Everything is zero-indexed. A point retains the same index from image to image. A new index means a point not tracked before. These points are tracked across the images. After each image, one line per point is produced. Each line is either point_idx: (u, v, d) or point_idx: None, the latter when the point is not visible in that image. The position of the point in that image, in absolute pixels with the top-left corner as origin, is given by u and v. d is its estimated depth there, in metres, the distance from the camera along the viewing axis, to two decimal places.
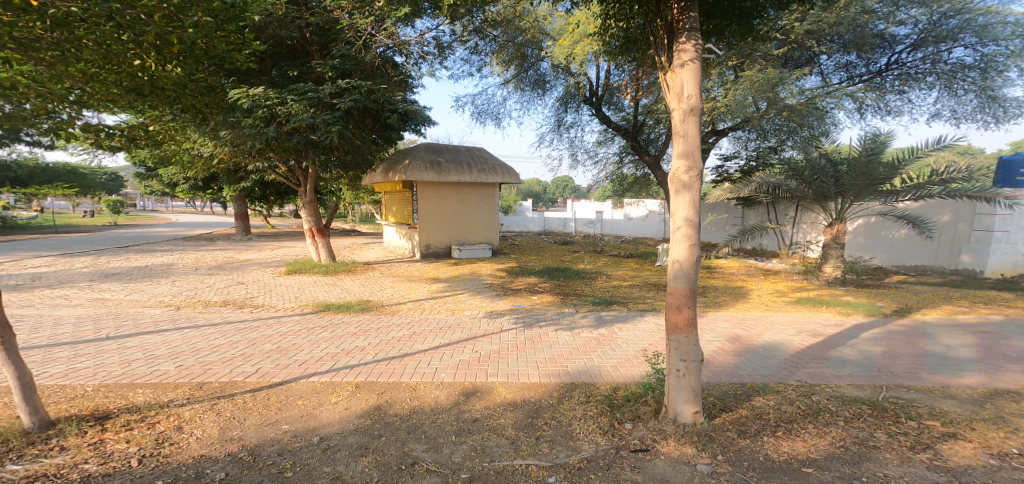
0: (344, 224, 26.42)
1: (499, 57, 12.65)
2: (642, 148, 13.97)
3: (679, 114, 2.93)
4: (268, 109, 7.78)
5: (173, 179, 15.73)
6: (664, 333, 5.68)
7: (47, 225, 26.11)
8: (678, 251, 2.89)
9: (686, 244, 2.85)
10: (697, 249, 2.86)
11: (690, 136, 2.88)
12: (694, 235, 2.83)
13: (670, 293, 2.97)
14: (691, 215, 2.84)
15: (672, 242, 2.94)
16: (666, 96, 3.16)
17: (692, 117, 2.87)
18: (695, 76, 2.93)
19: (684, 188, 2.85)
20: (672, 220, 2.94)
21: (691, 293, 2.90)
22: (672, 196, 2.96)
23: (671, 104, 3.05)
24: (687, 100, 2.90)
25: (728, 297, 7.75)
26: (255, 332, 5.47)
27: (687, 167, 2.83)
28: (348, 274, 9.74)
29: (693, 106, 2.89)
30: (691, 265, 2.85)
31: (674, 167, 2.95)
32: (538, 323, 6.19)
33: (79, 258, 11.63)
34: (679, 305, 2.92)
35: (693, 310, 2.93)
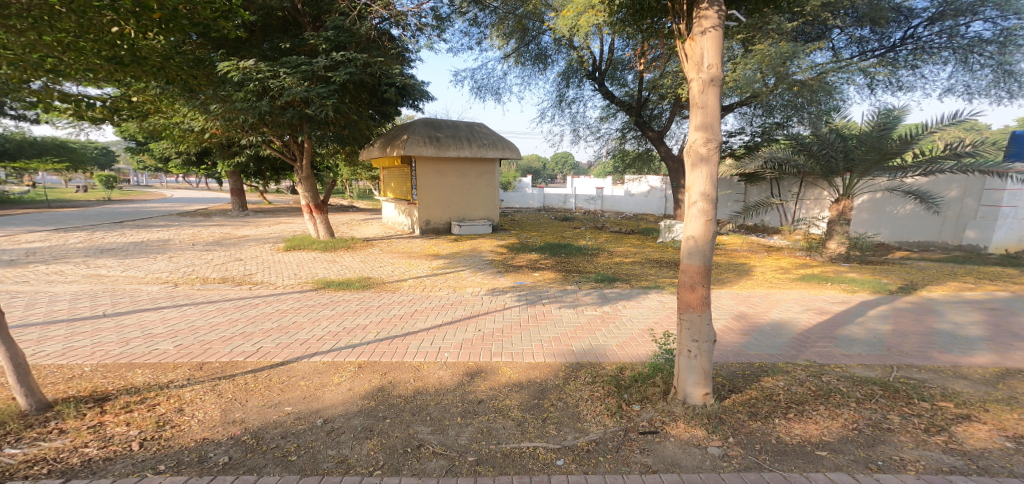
0: (342, 200, 26.16)
1: (499, 30, 12.10)
2: (646, 124, 13.65)
3: (697, 85, 2.76)
4: (260, 82, 7.45)
5: (165, 153, 15.37)
6: (669, 311, 5.60)
7: (41, 200, 25.80)
8: (694, 227, 2.77)
9: (702, 219, 2.73)
10: (713, 226, 2.74)
11: (709, 107, 2.72)
12: (711, 210, 2.70)
13: (683, 271, 2.87)
14: (709, 190, 2.71)
15: (687, 218, 2.82)
16: (684, 67, 2.97)
17: (712, 88, 2.71)
18: (716, 44, 2.74)
19: (701, 161, 2.71)
20: (688, 195, 2.80)
21: (706, 271, 2.79)
22: (688, 170, 2.82)
23: (689, 75, 2.87)
24: (707, 70, 2.72)
25: (732, 274, 7.66)
26: (255, 310, 5.38)
27: (706, 139, 2.68)
28: (347, 250, 9.61)
29: (713, 76, 2.71)
30: (707, 241, 2.73)
31: (691, 139, 2.80)
32: (541, 301, 6.12)
33: (73, 233, 11.45)
34: (692, 283, 2.82)
35: (707, 289, 2.82)
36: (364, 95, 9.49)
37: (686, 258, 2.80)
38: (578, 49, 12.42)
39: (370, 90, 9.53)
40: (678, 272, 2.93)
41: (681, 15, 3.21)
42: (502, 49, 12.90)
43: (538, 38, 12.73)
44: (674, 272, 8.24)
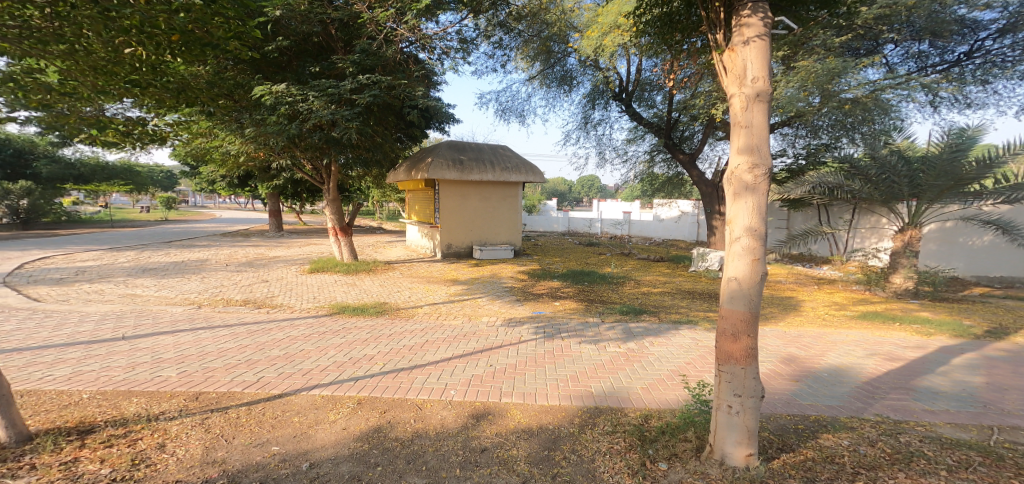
0: (374, 222, 26.74)
1: (524, 53, 12.14)
2: (677, 146, 13.12)
3: (739, 101, 2.40)
4: (292, 106, 7.65)
5: (211, 177, 16.22)
6: (702, 350, 5.01)
7: (106, 220, 27.86)
8: (737, 267, 2.36)
9: (748, 258, 2.32)
10: (762, 264, 2.32)
11: (755, 127, 2.35)
12: (759, 248, 2.30)
13: (724, 317, 2.45)
14: (756, 224, 2.30)
15: (729, 255, 2.41)
16: (723, 81, 2.62)
17: (759, 104, 2.33)
18: (762, 56, 2.38)
19: (746, 191, 2.33)
20: (731, 229, 2.41)
21: (753, 318, 2.36)
22: (730, 200, 2.43)
23: (728, 90, 2.52)
24: (751, 85, 2.36)
25: (774, 309, 6.94)
26: (266, 336, 5.27)
27: (751, 163, 2.31)
28: (369, 273, 9.58)
29: (760, 91, 2.35)
30: (754, 283, 2.31)
31: (732, 164, 2.43)
32: (560, 335, 5.69)
33: (123, 252, 12.10)
34: (734, 332, 2.40)
35: (753, 338, 2.38)
36: (389, 118, 9.63)
37: (728, 303, 2.39)
38: (603, 69, 12.21)
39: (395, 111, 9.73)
40: (717, 317, 2.51)
41: (718, 25, 2.88)
42: (527, 71, 12.93)
43: (563, 61, 12.68)
44: (708, 304, 7.60)
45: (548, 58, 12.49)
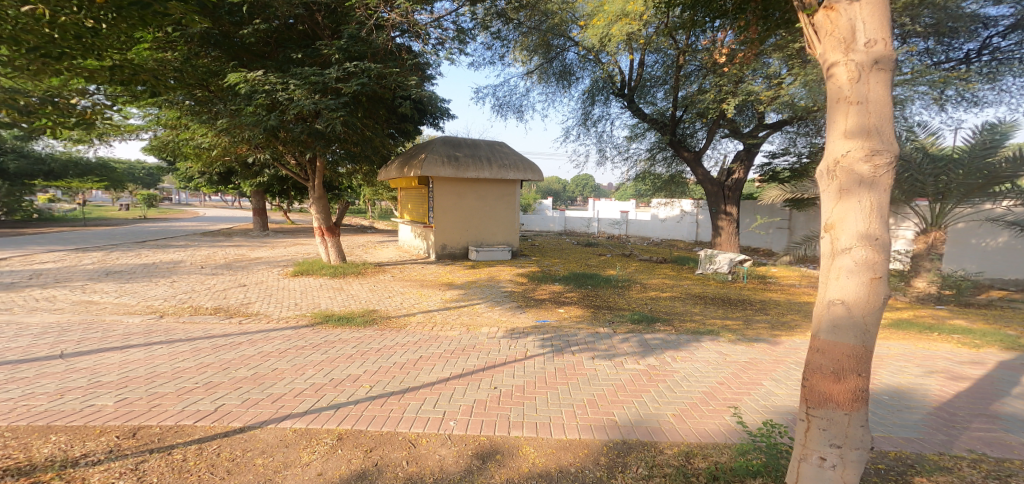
0: (363, 221, 25.91)
1: (522, 46, 11.61)
2: (680, 144, 12.59)
3: (846, 71, 1.79)
4: (271, 96, 6.95)
5: (189, 174, 15.29)
6: (733, 367, 4.41)
7: (81, 218, 26.61)
8: (844, 286, 1.77)
9: (865, 276, 1.71)
10: (882, 285, 1.72)
11: (872, 104, 1.73)
12: (881, 263, 1.68)
13: (821, 350, 1.85)
14: (874, 230, 1.70)
15: (831, 272, 1.82)
16: (815, 50, 2.02)
17: (877, 73, 1.72)
18: (879, 12, 1.77)
19: (860, 186, 1.73)
20: (834, 238, 1.80)
21: (866, 354, 1.76)
22: (833, 199, 1.83)
23: (826, 59, 1.91)
24: (864, 49, 1.76)
25: (799, 318, 6.40)
26: (234, 352, 4.57)
27: (868, 153, 1.71)
28: (357, 277, 8.89)
29: (878, 56, 1.74)
30: (870, 311, 1.72)
31: (838, 154, 1.82)
32: (570, 349, 5.07)
33: (90, 253, 11.22)
34: (834, 371, 1.81)
35: (866, 378, 1.78)
36: (379, 111, 8.99)
37: (830, 334, 1.80)
38: (606, 62, 11.64)
39: (386, 103, 9.08)
40: (810, 349, 1.91)
41: None
42: (525, 65, 12.36)
43: (562, 55, 12.13)
44: (723, 310, 7.04)
45: (546, 52, 11.91)
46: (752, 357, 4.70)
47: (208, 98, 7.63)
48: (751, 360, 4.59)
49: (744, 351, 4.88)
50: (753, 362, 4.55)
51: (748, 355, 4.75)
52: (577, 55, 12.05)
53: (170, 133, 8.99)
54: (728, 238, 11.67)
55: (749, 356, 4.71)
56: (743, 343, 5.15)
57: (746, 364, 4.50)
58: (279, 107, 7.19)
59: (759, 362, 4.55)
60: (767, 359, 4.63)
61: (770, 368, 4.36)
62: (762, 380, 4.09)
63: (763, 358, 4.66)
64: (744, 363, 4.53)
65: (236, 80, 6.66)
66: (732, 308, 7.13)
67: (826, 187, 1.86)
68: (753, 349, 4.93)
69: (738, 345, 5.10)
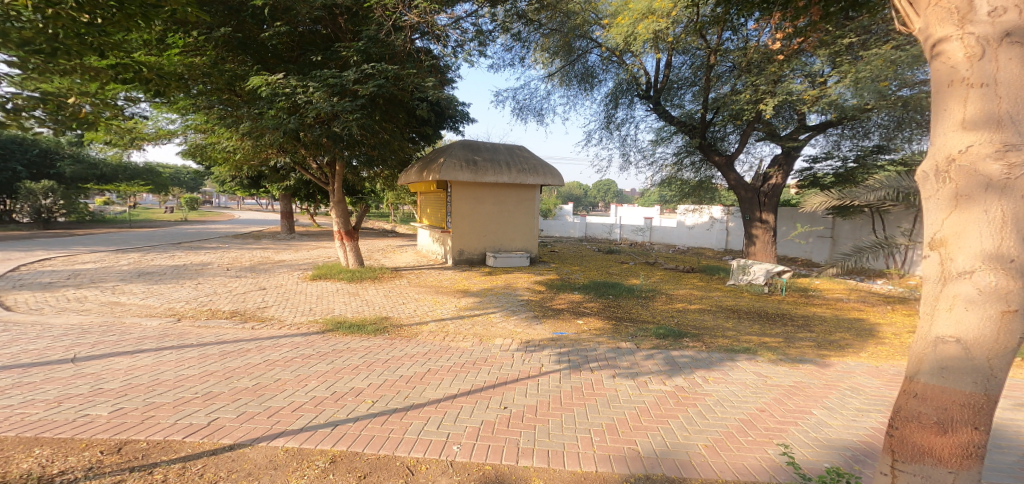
0: (387, 225, 26.18)
1: (542, 49, 11.41)
2: (711, 147, 11.90)
3: (969, 44, 1.39)
4: (291, 99, 6.96)
5: (221, 179, 15.77)
6: (776, 392, 3.91)
7: (126, 221, 27.89)
8: (960, 321, 1.37)
9: (992, 309, 1.31)
10: (1019, 322, 1.31)
11: (1004, 85, 1.32)
12: (1017, 294, 1.28)
13: (920, 397, 1.47)
14: (1008, 248, 1.29)
15: (941, 301, 1.43)
16: (920, 23, 1.62)
17: (1013, 47, 1.32)
18: None
19: (988, 190, 1.32)
20: (946, 257, 1.41)
21: (987, 404, 1.36)
22: (945, 209, 1.44)
23: (936, 32, 1.51)
24: (989, 18, 1.37)
25: (847, 336, 5.79)
26: (240, 360, 4.44)
27: (1000, 150, 1.30)
28: (374, 282, 8.79)
29: (1012, 25, 1.33)
30: (998, 354, 1.32)
31: (957, 151, 1.41)
32: (588, 365, 4.70)
33: (127, 254, 11.61)
34: (938, 421, 1.42)
35: (985, 439, 1.37)
36: (398, 114, 8.98)
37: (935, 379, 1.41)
38: (630, 63, 11.22)
39: (405, 106, 9.02)
40: (905, 394, 1.53)
41: None
42: (546, 68, 12.10)
43: (584, 57, 11.84)
44: (758, 325, 6.48)
45: (568, 54, 11.65)
46: (797, 380, 4.17)
47: (233, 103, 7.71)
48: (797, 384, 4.07)
49: (788, 374, 4.35)
50: (799, 386, 4.03)
51: (792, 378, 4.22)
52: (599, 57, 11.72)
53: (203, 140, 9.19)
54: (763, 247, 10.94)
55: (793, 379, 4.19)
56: (786, 364, 4.61)
57: (791, 388, 3.98)
58: (300, 111, 7.17)
59: (807, 386, 4.03)
60: (816, 383, 4.10)
61: (820, 394, 3.84)
62: (811, 409, 3.58)
63: (810, 382, 4.13)
64: (789, 387, 4.02)
65: (256, 84, 6.68)
66: (766, 323, 6.56)
67: (934, 192, 1.47)
68: (798, 371, 4.40)
69: (780, 365, 4.58)
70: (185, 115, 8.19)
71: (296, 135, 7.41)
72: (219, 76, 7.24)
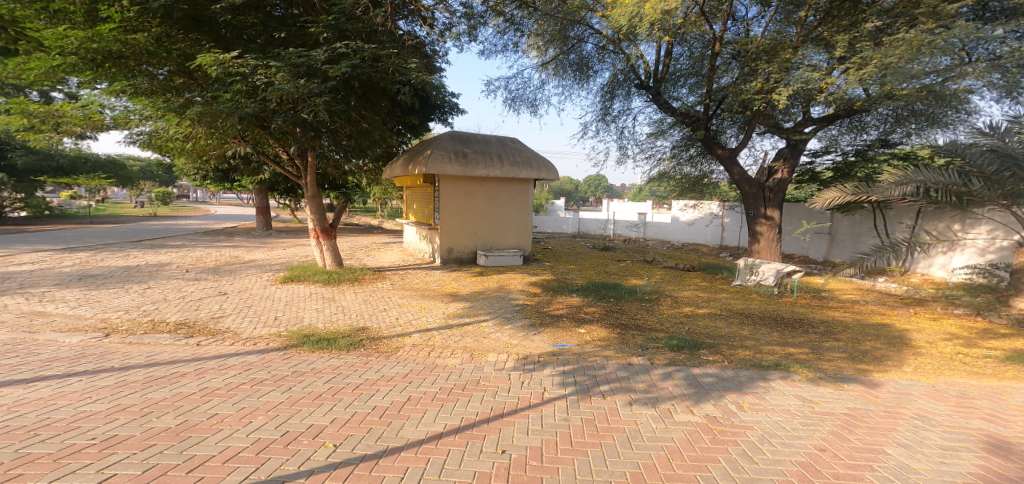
0: (372, 221, 25.09)
1: (536, 38, 10.71)
2: (713, 141, 11.23)
3: None
4: (249, 81, 6.09)
5: (187, 172, 14.58)
6: (831, 424, 3.23)
7: (90, 216, 26.06)
8: None
9: None
10: None
11: None
12: None
13: None
14: None
15: None
16: None
17: None
18: None
19: None
20: None
21: None
22: None
23: None
24: None
25: (879, 346, 5.19)
26: (169, 388, 3.62)
27: None
28: (351, 285, 7.95)
29: None
30: None
31: None
32: (599, 389, 4.01)
33: (76, 253, 10.46)
34: None
35: None
36: (380, 102, 8.20)
37: None
38: (628, 51, 10.55)
39: (388, 94, 8.25)
40: None
41: None
42: (539, 57, 11.37)
43: (579, 46, 11.12)
44: (778, 333, 5.85)
45: (562, 44, 10.89)
46: (849, 406, 3.52)
47: (186, 86, 6.74)
48: (852, 412, 3.40)
49: (836, 397, 3.68)
50: (855, 415, 3.36)
51: (843, 403, 3.55)
52: (595, 46, 11.04)
53: (156, 133, 8.05)
54: (768, 245, 10.39)
55: (845, 405, 3.52)
56: (828, 384, 3.95)
57: (847, 418, 3.32)
58: (262, 94, 6.28)
59: (866, 415, 3.35)
60: (874, 410, 3.44)
61: (887, 426, 3.17)
62: (884, 447, 2.89)
63: (866, 408, 3.47)
64: (844, 416, 3.35)
65: (206, 62, 5.77)
66: (786, 331, 5.94)
67: None
68: (846, 394, 3.74)
69: (823, 386, 3.91)
70: (132, 101, 7.08)
71: (257, 121, 6.51)
72: (168, 56, 6.43)
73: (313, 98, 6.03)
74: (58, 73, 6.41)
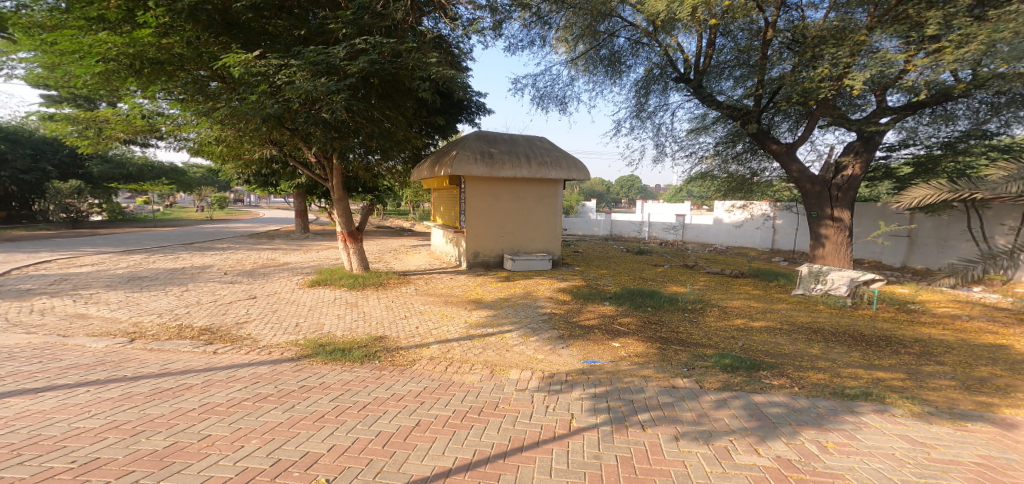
0: (408, 224, 25.34)
1: (566, 34, 10.14)
2: (766, 133, 9.76)
3: None
4: (269, 81, 6.02)
5: (232, 177, 15.13)
6: (959, 477, 2.45)
7: (153, 220, 27.91)
8: None
9: None
10: None
11: None
12: None
13: None
14: None
15: None
16: None
17: None
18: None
19: None
20: None
21: None
22: None
23: None
24: None
25: (997, 378, 4.24)
26: (169, 403, 3.40)
27: None
28: (377, 289, 7.72)
29: None
30: None
31: None
32: (638, 419, 3.40)
33: (130, 256, 10.97)
34: None
35: None
36: (405, 103, 7.99)
37: None
38: (663, 43, 9.72)
39: (414, 95, 8.08)
40: None
41: None
42: (569, 55, 10.82)
43: (611, 40, 10.48)
44: (857, 353, 4.97)
45: (593, 39, 10.29)
46: (980, 453, 2.70)
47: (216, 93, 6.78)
48: (987, 462, 2.60)
49: (958, 440, 2.88)
50: (993, 467, 2.55)
51: (971, 449, 2.74)
52: (629, 40, 10.34)
53: (198, 141, 8.27)
54: (835, 249, 9.22)
55: (975, 453, 2.71)
56: (944, 422, 3.14)
57: (982, 470, 2.52)
58: (284, 95, 6.20)
59: (1009, 467, 2.56)
60: (1018, 460, 2.63)
61: None
62: None
63: (1007, 458, 2.66)
64: (977, 467, 2.55)
65: (229, 62, 5.71)
66: (867, 351, 5.04)
67: None
68: (973, 437, 2.93)
69: (937, 424, 3.11)
70: (174, 108, 7.29)
71: (277, 123, 6.42)
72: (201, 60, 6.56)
73: (331, 96, 5.90)
74: (105, 81, 6.68)
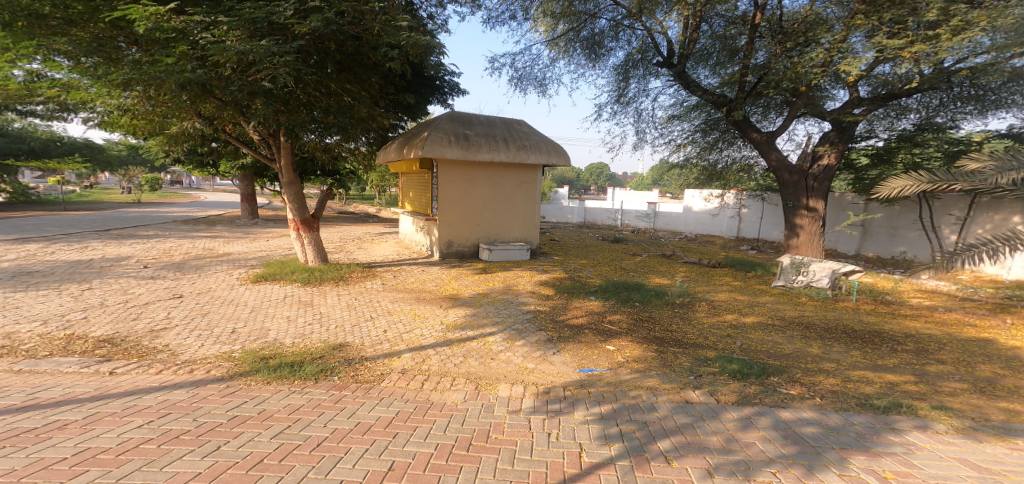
0: (368, 209, 23.85)
1: (545, 11, 9.35)
2: (747, 122, 9.61)
3: None
4: (191, 40, 4.87)
5: (159, 155, 13.24)
6: None
7: (69, 201, 24.56)
8: None
9: None
10: None
11: None
12: None
13: None
14: None
15: None
16: None
17: None
18: None
19: None
20: None
21: None
22: None
23: None
24: None
25: (1007, 380, 4.07)
26: (23, 453, 2.38)
27: None
28: (336, 285, 6.77)
29: None
30: None
31: None
32: (661, 449, 2.84)
33: (26, 245, 9.20)
34: None
35: None
36: (370, 78, 6.95)
37: None
38: (647, 26, 9.19)
39: (380, 70, 7.04)
40: None
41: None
42: (547, 35, 10.09)
43: (592, 22, 9.84)
44: (859, 352, 4.70)
45: (574, 19, 9.62)
46: None
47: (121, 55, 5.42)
48: None
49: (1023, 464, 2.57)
50: None
51: None
52: (609, 22, 9.74)
53: (109, 115, 6.88)
54: (808, 239, 9.24)
55: None
56: (995, 440, 2.83)
57: None
58: (208, 57, 5.06)
59: None
60: None
61: None
62: None
63: None
64: None
65: (131, 15, 4.52)
66: (867, 349, 4.79)
67: None
68: None
69: (988, 443, 2.80)
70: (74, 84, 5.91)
71: (204, 94, 5.23)
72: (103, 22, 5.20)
73: (271, 60, 4.83)
74: None
